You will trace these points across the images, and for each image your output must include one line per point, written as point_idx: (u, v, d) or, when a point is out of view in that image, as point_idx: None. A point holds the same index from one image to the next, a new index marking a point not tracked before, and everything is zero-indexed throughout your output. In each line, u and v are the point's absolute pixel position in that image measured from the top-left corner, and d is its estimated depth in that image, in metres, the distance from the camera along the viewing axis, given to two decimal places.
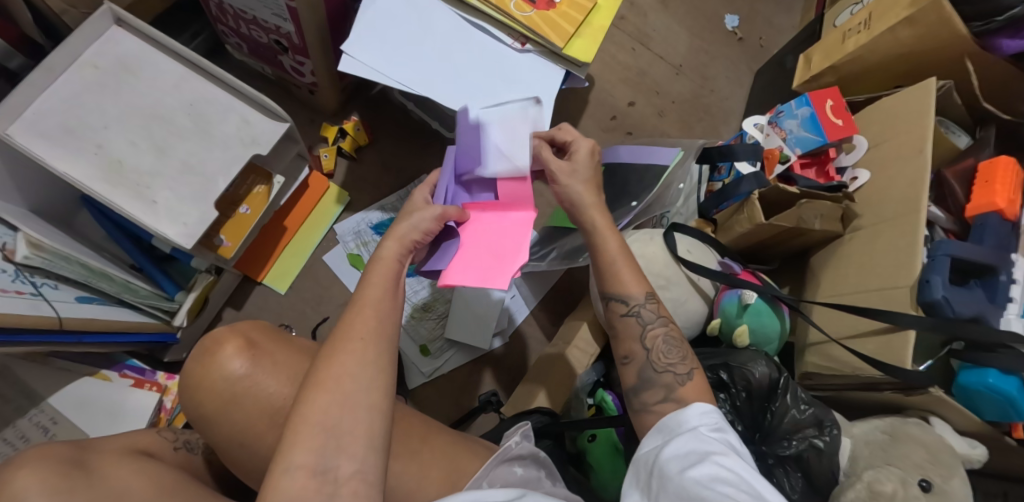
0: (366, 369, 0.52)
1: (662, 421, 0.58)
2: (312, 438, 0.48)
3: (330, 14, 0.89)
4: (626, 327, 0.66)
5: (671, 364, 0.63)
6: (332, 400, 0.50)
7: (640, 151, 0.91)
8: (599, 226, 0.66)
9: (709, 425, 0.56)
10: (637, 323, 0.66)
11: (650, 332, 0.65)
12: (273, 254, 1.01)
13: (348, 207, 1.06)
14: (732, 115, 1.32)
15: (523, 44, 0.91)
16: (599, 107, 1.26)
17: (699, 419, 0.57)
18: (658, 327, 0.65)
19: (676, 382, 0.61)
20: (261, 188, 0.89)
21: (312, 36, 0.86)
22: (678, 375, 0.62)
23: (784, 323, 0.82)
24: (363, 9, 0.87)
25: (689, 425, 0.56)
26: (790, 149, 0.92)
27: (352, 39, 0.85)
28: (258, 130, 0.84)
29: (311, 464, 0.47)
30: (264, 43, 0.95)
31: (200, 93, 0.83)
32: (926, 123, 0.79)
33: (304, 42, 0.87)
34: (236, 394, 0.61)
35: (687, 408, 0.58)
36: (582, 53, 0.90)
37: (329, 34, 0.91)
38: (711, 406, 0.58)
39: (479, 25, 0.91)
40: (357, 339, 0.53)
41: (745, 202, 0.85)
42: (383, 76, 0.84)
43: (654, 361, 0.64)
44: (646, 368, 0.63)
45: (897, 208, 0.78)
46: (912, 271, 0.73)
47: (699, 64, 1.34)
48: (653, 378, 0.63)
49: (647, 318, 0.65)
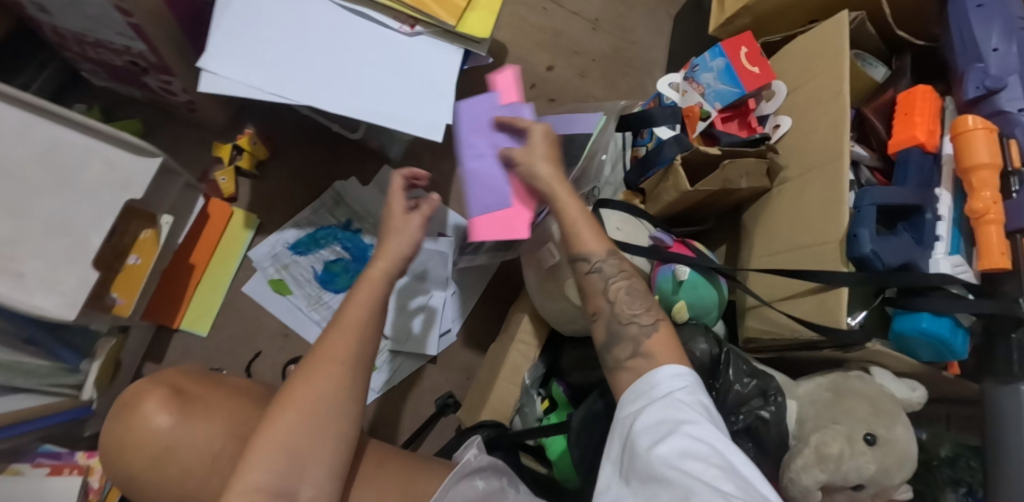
0: (329, 394, 0.55)
1: (636, 384, 0.58)
2: (268, 457, 0.52)
3: (180, 20, 0.79)
4: (591, 283, 0.66)
5: (636, 315, 0.63)
6: (295, 423, 0.54)
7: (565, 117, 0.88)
8: (557, 194, 0.66)
9: (684, 390, 0.56)
10: (599, 279, 0.65)
11: (614, 287, 0.65)
12: (185, 296, 0.95)
13: (259, 230, 1.00)
14: (656, 65, 1.27)
15: (412, 27, 0.85)
16: (517, 76, 1.19)
17: (672, 384, 0.57)
18: (621, 280, 0.65)
19: (641, 333, 0.61)
20: (148, 233, 0.83)
21: (169, 49, 0.80)
22: (642, 326, 0.62)
23: (722, 292, 0.79)
24: (220, 10, 0.78)
25: (663, 390, 0.57)
26: (709, 104, 0.86)
27: (213, 46, 0.76)
28: (127, 171, 0.76)
29: (269, 485, 0.51)
30: (120, 65, 0.85)
31: (50, 139, 0.74)
32: (843, 57, 0.78)
33: (163, 60, 0.81)
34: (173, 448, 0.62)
35: (658, 372, 0.58)
36: (478, 28, 0.84)
37: (189, 42, 0.84)
38: (686, 369, 0.58)
39: (360, 11, 0.83)
40: (332, 362, 0.57)
41: (670, 169, 0.80)
42: (257, 91, 0.76)
43: (619, 314, 0.63)
44: (612, 323, 0.63)
45: (822, 155, 0.75)
46: (839, 223, 0.68)
47: (617, 16, 1.28)
48: (621, 331, 0.63)
49: (608, 273, 0.65)
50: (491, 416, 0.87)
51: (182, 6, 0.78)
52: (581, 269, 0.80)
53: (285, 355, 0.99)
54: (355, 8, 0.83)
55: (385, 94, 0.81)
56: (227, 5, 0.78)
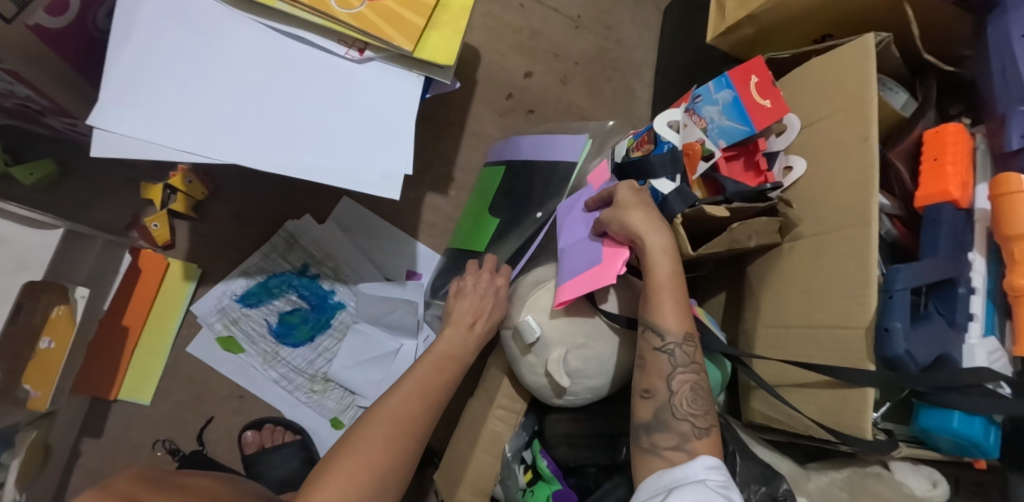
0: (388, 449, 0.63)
1: (667, 472, 0.55)
2: None
3: (71, 58, 0.65)
4: (655, 360, 0.60)
5: (693, 412, 0.58)
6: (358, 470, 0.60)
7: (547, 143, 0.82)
8: (652, 247, 0.61)
9: (717, 481, 0.53)
10: (668, 361, 0.60)
11: (679, 378, 0.59)
12: (121, 363, 0.84)
13: (202, 280, 0.88)
14: (644, 66, 1.15)
15: (361, 52, 0.70)
16: (491, 85, 1.06)
17: (705, 474, 0.54)
18: (689, 372, 0.60)
19: (693, 432, 0.57)
20: (61, 310, 0.70)
21: (61, 90, 0.66)
22: (697, 428, 0.57)
23: (725, 367, 0.71)
24: (119, 46, 0.63)
25: (694, 478, 0.53)
26: (713, 142, 0.75)
27: (109, 92, 0.62)
28: (23, 249, 0.66)
29: None
30: (12, 107, 0.71)
31: None
32: (869, 95, 0.66)
33: (56, 103, 0.68)
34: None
35: (691, 462, 0.55)
36: (440, 54, 0.71)
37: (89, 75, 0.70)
38: (720, 464, 0.55)
39: (293, 34, 0.69)
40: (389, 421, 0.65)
41: (668, 225, 0.71)
42: (169, 148, 0.62)
43: (677, 405, 0.58)
44: (664, 410, 0.58)
45: (841, 215, 0.65)
46: (866, 312, 0.60)
47: (600, 11, 1.15)
48: (670, 422, 0.58)
49: (680, 359, 0.60)
50: (471, 493, 0.79)
51: (71, 41, 0.63)
52: (567, 342, 0.70)
53: (242, 419, 0.89)
54: (286, 29, 0.68)
55: (328, 140, 0.68)
56: (125, 36, 0.64)
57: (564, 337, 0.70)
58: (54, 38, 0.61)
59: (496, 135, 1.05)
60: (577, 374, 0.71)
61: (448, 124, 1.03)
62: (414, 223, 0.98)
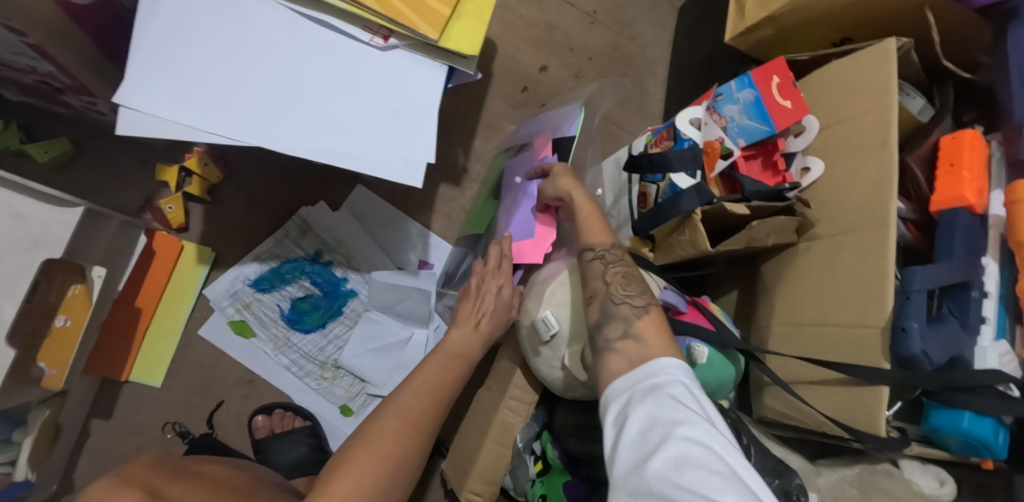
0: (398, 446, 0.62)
1: (623, 384, 0.55)
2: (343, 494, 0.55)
3: (95, 35, 0.64)
4: (591, 269, 0.67)
5: (628, 297, 0.63)
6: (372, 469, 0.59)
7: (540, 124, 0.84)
8: (576, 197, 0.71)
9: (670, 382, 0.53)
10: (600, 265, 0.67)
11: (611, 271, 0.66)
12: (133, 345, 0.83)
13: (216, 264, 0.88)
14: (657, 64, 1.16)
15: (386, 39, 0.70)
16: (506, 78, 1.06)
17: (661, 378, 0.53)
18: (620, 266, 0.66)
19: (633, 313, 0.61)
20: (78, 289, 0.69)
21: (84, 68, 0.66)
22: (635, 307, 0.62)
23: (739, 364, 0.71)
24: (144, 23, 0.63)
25: (650, 386, 0.53)
26: (732, 140, 0.77)
27: (133, 70, 0.61)
28: (39, 225, 0.63)
29: None
30: (32, 84, 0.70)
31: None
32: (891, 99, 0.67)
33: (77, 79, 0.66)
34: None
35: (644, 368, 0.55)
36: (465, 44, 0.71)
37: (112, 54, 0.69)
38: (670, 360, 0.55)
39: (319, 19, 0.69)
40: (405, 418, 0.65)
41: (687, 221, 0.71)
42: (191, 128, 0.62)
43: (614, 294, 0.63)
44: (606, 304, 0.63)
45: (861, 217, 0.66)
46: (882, 311, 0.61)
47: (615, 7, 1.15)
48: (614, 311, 0.62)
49: (610, 260, 0.67)
50: (482, 482, 0.80)
51: (97, 18, 0.63)
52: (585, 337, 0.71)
53: (252, 404, 0.89)
54: (312, 14, 0.68)
55: (350, 125, 0.68)
56: (151, 13, 0.63)
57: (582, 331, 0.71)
58: (80, 14, 0.60)
59: (510, 128, 1.05)
60: None
61: (463, 116, 1.03)
62: (428, 213, 0.98)
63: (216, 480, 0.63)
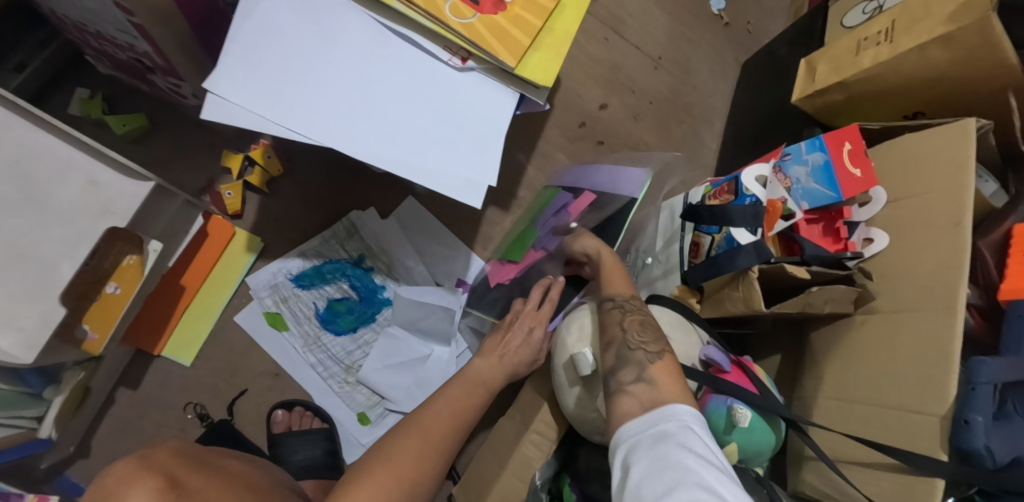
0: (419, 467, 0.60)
1: (633, 425, 0.53)
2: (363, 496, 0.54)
3: (193, 23, 0.67)
4: (609, 316, 0.67)
5: (643, 342, 0.62)
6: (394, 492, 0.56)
7: (614, 172, 0.81)
8: (605, 258, 0.75)
9: (681, 427, 0.51)
10: (618, 313, 0.67)
11: (628, 318, 0.66)
12: (172, 321, 0.84)
13: (262, 254, 0.89)
14: (716, 115, 1.15)
15: (464, 61, 0.72)
16: (566, 111, 1.07)
17: (672, 423, 0.52)
18: (638, 315, 0.66)
19: (648, 358, 0.60)
20: (132, 259, 0.70)
21: (179, 54, 0.68)
22: (649, 353, 0.61)
23: (781, 433, 0.67)
24: (240, 18, 0.65)
25: (660, 429, 0.51)
26: (796, 202, 0.75)
27: (223, 62, 0.63)
28: (110, 194, 0.64)
29: None
30: (125, 61, 0.74)
31: (26, 143, 0.61)
32: (965, 178, 0.65)
33: (171, 63, 0.69)
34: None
35: (656, 412, 0.53)
36: (541, 74, 0.72)
37: (203, 41, 0.72)
38: (683, 407, 0.53)
39: (403, 33, 0.70)
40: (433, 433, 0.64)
41: (742, 277, 0.70)
42: (269, 123, 0.64)
43: (630, 340, 0.63)
44: (622, 347, 0.63)
45: (924, 297, 0.64)
46: (943, 398, 0.58)
47: (680, 54, 1.16)
48: (628, 355, 0.62)
49: (628, 309, 0.67)
50: None
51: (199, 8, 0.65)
52: None
53: (274, 397, 0.88)
54: (397, 28, 0.70)
55: (418, 140, 0.69)
56: (249, 11, 0.65)
57: None
58: None
59: (563, 161, 1.05)
60: None
61: (518, 142, 1.04)
62: (472, 234, 0.98)
63: (236, 477, 0.61)
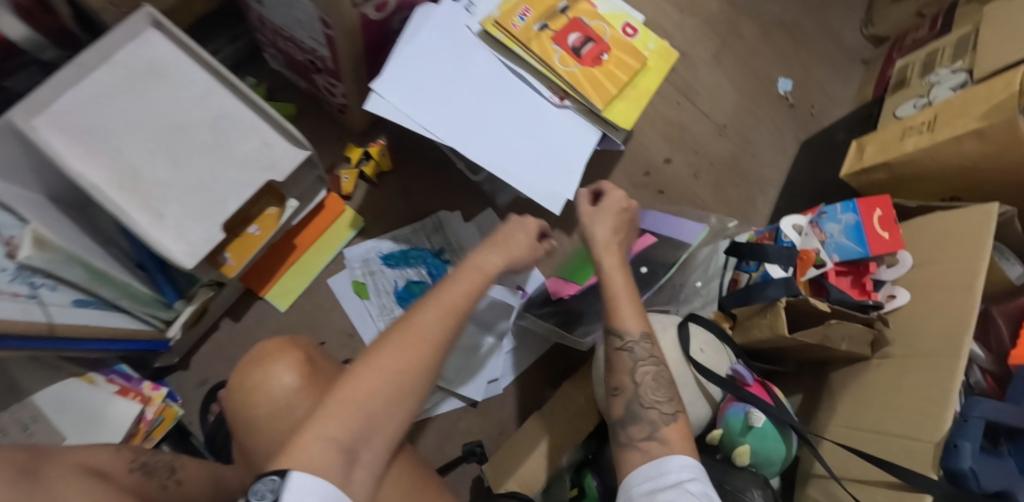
0: (402, 373, 0.56)
1: (644, 471, 0.57)
2: (342, 412, 0.52)
3: (368, 42, 0.84)
4: (619, 359, 0.67)
5: (658, 401, 0.64)
6: (373, 399, 0.54)
7: (672, 223, 0.97)
8: (607, 264, 0.70)
9: (689, 479, 0.56)
10: (629, 358, 0.67)
11: (640, 368, 0.66)
12: (278, 271, 1.01)
13: (361, 232, 1.05)
14: (770, 184, 1.28)
15: (562, 99, 0.89)
16: (633, 161, 1.23)
17: (681, 474, 0.56)
18: (650, 365, 0.66)
19: (661, 419, 0.62)
20: (273, 210, 0.87)
21: (349, 66, 0.85)
22: (663, 414, 0.63)
23: (791, 448, 0.74)
24: (404, 40, 0.83)
25: (671, 479, 0.56)
26: (827, 254, 0.84)
27: (389, 69, 0.81)
28: (276, 153, 0.82)
29: (339, 440, 0.51)
30: (299, 60, 0.93)
31: (224, 108, 0.82)
32: (982, 253, 0.74)
33: (337, 69, 0.87)
34: (290, 409, 0.61)
35: (666, 461, 0.58)
36: (623, 118, 0.90)
37: (368, 65, 0.90)
38: (691, 460, 0.58)
39: (518, 72, 0.88)
40: (420, 340, 0.58)
41: (771, 307, 0.79)
42: (409, 120, 0.80)
43: (642, 396, 0.64)
44: (633, 403, 0.64)
45: (934, 344, 0.72)
46: (939, 427, 0.65)
47: (744, 126, 1.30)
48: (640, 412, 0.63)
49: (639, 355, 0.66)
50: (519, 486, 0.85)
51: (374, 30, 0.83)
52: None
53: (345, 353, 1.02)
54: (515, 67, 0.88)
55: (518, 154, 0.85)
56: (411, 37, 0.84)
57: None
58: (367, 26, 0.80)
59: (626, 201, 1.20)
60: None
61: (590, 178, 1.19)
62: None
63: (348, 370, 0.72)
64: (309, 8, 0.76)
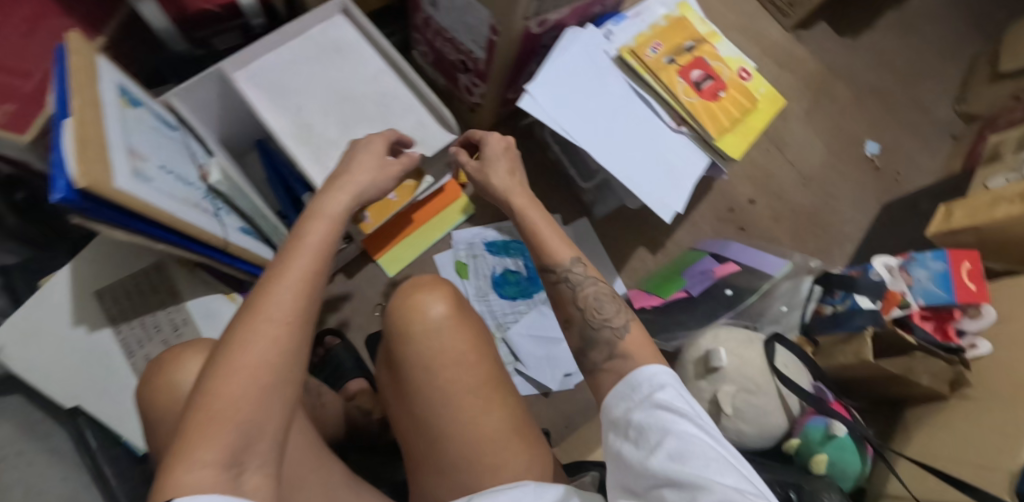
0: (282, 358, 0.51)
1: (615, 391, 0.56)
2: (220, 434, 0.46)
3: (522, 53, 0.96)
4: (560, 291, 0.66)
5: (608, 320, 0.63)
6: (266, 382, 0.50)
7: (757, 257, 1.03)
8: (518, 206, 0.71)
9: (661, 387, 0.54)
10: (568, 289, 0.66)
11: (583, 296, 0.65)
12: (392, 240, 1.10)
13: (470, 219, 1.15)
14: (847, 239, 1.34)
15: (678, 125, 0.99)
16: (721, 197, 1.32)
17: (652, 386, 0.54)
18: (590, 287, 0.66)
19: (615, 336, 0.61)
20: (411, 182, 0.96)
21: (499, 69, 0.97)
22: (616, 329, 0.62)
23: (864, 467, 0.80)
24: (556, 52, 0.94)
25: (642, 392, 0.54)
26: (913, 296, 0.89)
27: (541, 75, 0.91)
28: (428, 133, 0.92)
29: (218, 460, 0.46)
30: (451, 60, 1.06)
31: (390, 87, 0.95)
32: None
33: (486, 71, 0.99)
34: (444, 334, 0.68)
35: (635, 374, 0.56)
36: (734, 149, 0.99)
37: (512, 77, 1.03)
38: (658, 367, 0.56)
39: (644, 96, 0.99)
40: (282, 324, 0.52)
41: (855, 335, 0.85)
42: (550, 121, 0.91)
43: (591, 319, 0.64)
44: (586, 329, 0.64)
45: (1015, 387, 0.77)
46: (1017, 457, 0.70)
47: (827, 180, 1.38)
48: (595, 336, 0.63)
49: (577, 282, 0.66)
50: None
51: (530, 42, 0.94)
52: (739, 383, 0.84)
53: None
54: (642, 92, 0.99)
55: (637, 166, 0.94)
56: (563, 50, 0.94)
57: (740, 377, 0.84)
58: (526, 40, 0.92)
59: (709, 232, 1.28)
60: (737, 412, 0.83)
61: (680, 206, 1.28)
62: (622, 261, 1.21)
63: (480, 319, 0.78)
64: (482, 15, 0.89)
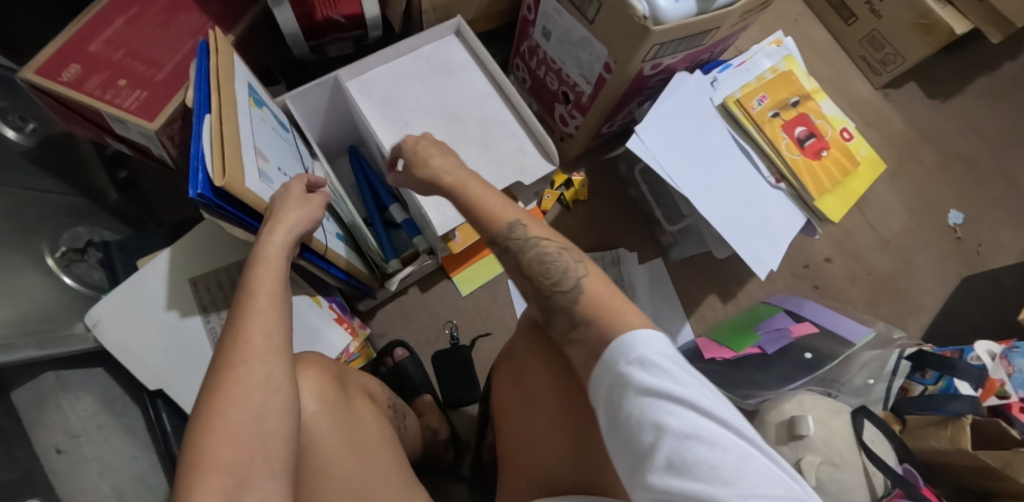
0: (268, 383, 0.52)
1: (599, 370, 0.53)
2: (222, 452, 0.48)
3: (628, 95, 0.96)
4: (509, 259, 0.66)
5: (557, 280, 0.61)
6: (234, 432, 0.49)
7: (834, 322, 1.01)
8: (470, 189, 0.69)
9: (649, 363, 0.50)
10: (517, 253, 0.65)
11: (527, 258, 0.64)
12: (470, 259, 1.11)
13: None
14: (924, 310, 1.29)
15: (777, 181, 0.97)
16: (796, 252, 1.29)
17: (640, 364, 0.50)
18: (535, 246, 0.64)
19: (569, 300, 0.60)
20: None
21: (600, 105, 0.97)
22: (566, 289, 0.60)
23: None
24: (663, 96, 0.94)
25: (629, 372, 0.51)
26: (1013, 387, 0.86)
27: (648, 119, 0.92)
28: (528, 160, 0.92)
29: (225, 478, 0.47)
30: (551, 90, 1.07)
31: (495, 111, 0.95)
32: None
33: (588, 105, 0.99)
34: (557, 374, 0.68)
35: (618, 348, 0.52)
36: (832, 211, 0.96)
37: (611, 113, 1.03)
38: (644, 335, 0.52)
39: (746, 148, 0.97)
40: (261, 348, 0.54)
41: (953, 420, 0.83)
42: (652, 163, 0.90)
43: (541, 284, 0.62)
44: (543, 297, 0.63)
45: None
46: None
47: (907, 246, 1.34)
48: (552, 304, 0.61)
49: (521, 244, 0.64)
50: None
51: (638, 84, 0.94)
52: (823, 455, 0.81)
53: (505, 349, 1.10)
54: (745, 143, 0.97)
55: (735, 217, 0.93)
56: (670, 95, 0.94)
57: (823, 448, 0.81)
58: (634, 81, 0.92)
59: (781, 287, 1.26)
60: (818, 485, 0.80)
61: None
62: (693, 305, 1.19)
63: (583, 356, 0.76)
64: (596, 50, 0.90)
